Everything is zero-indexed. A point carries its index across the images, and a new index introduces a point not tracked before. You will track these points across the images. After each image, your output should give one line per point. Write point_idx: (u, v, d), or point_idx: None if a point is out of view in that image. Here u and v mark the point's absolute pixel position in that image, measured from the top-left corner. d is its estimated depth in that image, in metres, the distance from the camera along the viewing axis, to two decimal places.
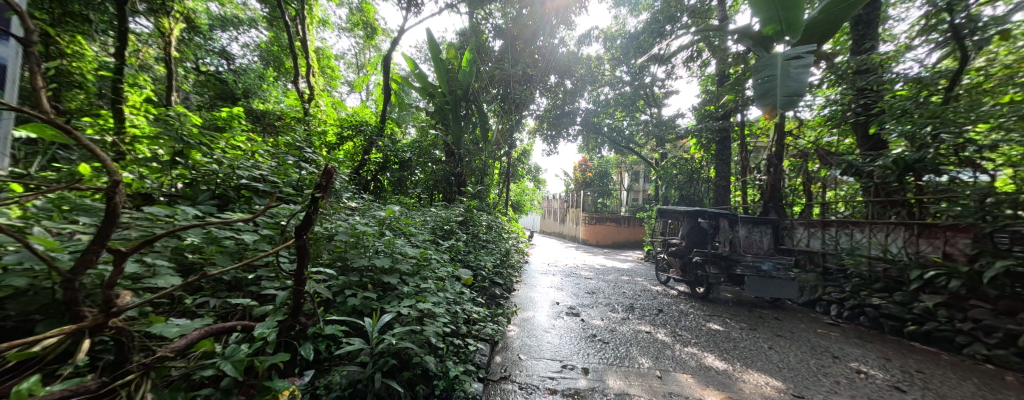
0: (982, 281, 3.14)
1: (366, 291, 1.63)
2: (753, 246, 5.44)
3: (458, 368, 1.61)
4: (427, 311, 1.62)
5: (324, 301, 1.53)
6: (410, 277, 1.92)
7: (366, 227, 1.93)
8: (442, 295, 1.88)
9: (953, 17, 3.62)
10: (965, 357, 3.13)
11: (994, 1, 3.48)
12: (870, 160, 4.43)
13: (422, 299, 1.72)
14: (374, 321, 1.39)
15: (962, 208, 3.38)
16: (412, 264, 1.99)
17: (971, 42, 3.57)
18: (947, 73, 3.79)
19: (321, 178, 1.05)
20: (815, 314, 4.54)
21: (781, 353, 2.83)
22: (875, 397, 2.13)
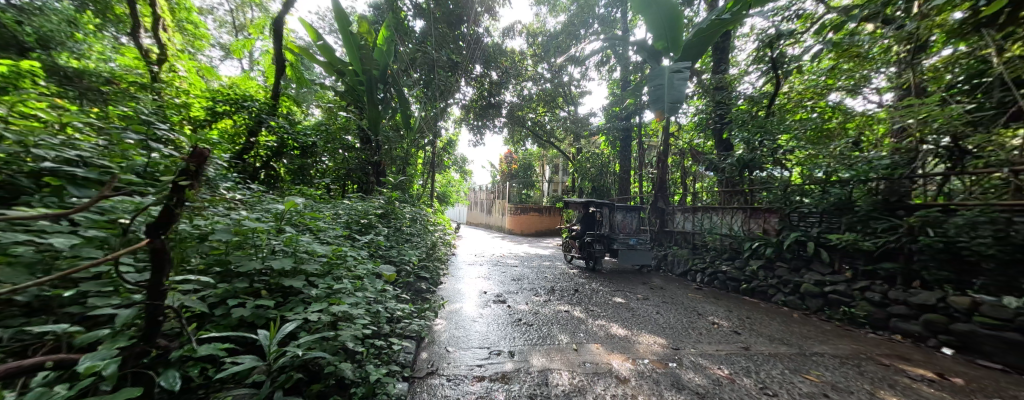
0: (784, 248, 4.40)
1: (259, 299, 1.37)
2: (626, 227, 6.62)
3: (381, 370, 1.49)
4: (341, 314, 1.46)
5: (196, 316, 1.23)
6: (319, 278, 1.70)
7: (259, 223, 1.63)
8: (361, 294, 1.72)
9: (772, 53, 4.87)
10: (774, 304, 4.37)
11: (793, 44, 4.79)
12: (723, 158, 5.69)
13: (336, 299, 1.53)
14: (272, 332, 1.18)
15: (773, 195, 4.62)
16: (321, 263, 1.77)
17: (783, 71, 4.84)
18: (767, 94, 5.11)
19: (188, 162, 0.83)
20: (688, 282, 5.69)
21: (665, 316, 3.46)
22: (723, 340, 2.80)
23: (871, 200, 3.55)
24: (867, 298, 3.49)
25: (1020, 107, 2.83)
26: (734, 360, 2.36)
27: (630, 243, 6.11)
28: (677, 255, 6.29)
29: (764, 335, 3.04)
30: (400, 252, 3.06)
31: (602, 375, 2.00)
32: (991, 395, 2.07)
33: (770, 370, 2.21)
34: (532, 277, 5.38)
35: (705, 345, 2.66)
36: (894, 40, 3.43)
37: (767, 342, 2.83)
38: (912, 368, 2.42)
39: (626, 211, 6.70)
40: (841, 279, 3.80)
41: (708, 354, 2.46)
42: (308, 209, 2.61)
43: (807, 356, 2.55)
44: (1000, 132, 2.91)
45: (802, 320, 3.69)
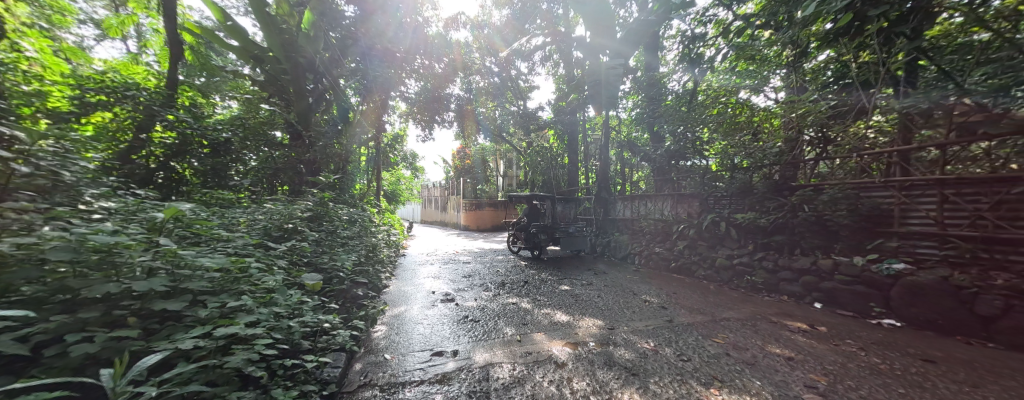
0: (703, 229, 4.99)
1: (119, 329, 1.13)
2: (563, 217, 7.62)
3: (290, 393, 1.31)
4: (236, 333, 1.25)
5: (24, 358, 0.98)
6: (216, 294, 1.48)
7: (131, 236, 1.36)
8: (269, 308, 1.54)
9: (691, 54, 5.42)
10: (696, 278, 4.97)
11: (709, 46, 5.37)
12: (655, 150, 6.24)
13: (232, 317, 1.34)
14: (120, 369, 0.86)
15: (696, 182, 5.21)
16: (220, 278, 1.54)
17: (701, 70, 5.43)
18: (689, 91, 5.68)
19: None
20: (628, 265, 6.23)
21: (604, 299, 3.72)
22: (653, 316, 3.10)
23: (767, 183, 4.17)
24: (764, 267, 4.11)
25: (865, 105, 3.54)
26: (659, 333, 2.62)
27: (570, 231, 6.92)
28: (619, 240, 6.81)
29: (686, 307, 3.43)
30: (333, 257, 2.82)
31: (542, 362, 2.06)
32: (845, 337, 2.58)
33: (687, 339, 2.49)
34: (485, 272, 5.41)
35: (637, 322, 2.92)
36: (783, 45, 4.02)
37: (687, 313, 3.20)
38: (793, 322, 2.92)
39: (565, 202, 7.56)
40: (745, 252, 4.42)
41: (638, 330, 2.70)
42: (212, 216, 2.27)
43: (717, 322, 2.93)
44: (854, 124, 3.60)
45: (716, 291, 4.24)
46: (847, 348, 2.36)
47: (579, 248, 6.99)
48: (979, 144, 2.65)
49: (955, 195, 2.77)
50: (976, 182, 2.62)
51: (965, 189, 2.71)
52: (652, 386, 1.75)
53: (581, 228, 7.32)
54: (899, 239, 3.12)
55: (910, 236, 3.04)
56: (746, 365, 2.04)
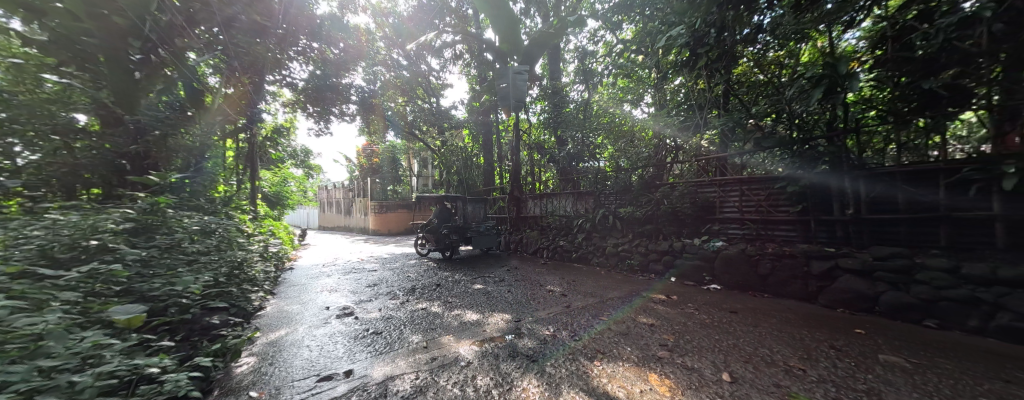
0: (596, 222, 5.74)
1: None
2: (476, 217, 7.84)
3: None
4: None
5: None
6: None
7: None
8: (38, 361, 1.08)
9: None
10: (592, 265, 5.68)
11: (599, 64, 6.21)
12: (559, 152, 6.90)
13: None
14: None
15: (591, 181, 5.96)
16: None
17: None
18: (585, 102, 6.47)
19: None
20: (537, 258, 6.72)
21: (514, 293, 3.91)
22: (554, 303, 3.42)
23: (641, 182, 5.05)
24: (639, 251, 4.96)
25: (700, 122, 4.65)
26: (558, 319, 2.89)
27: (481, 230, 7.26)
28: (530, 236, 7.27)
29: (581, 292, 3.88)
30: (171, 280, 2.16)
31: (447, 365, 2.01)
32: (688, 302, 3.32)
33: (580, 321, 2.81)
34: (393, 279, 5.05)
35: (540, 311, 3.16)
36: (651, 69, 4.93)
37: (581, 297, 3.62)
38: (657, 295, 3.62)
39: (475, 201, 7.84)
40: (626, 240, 5.25)
41: (540, 319, 2.91)
42: None
43: (604, 302, 3.40)
44: (694, 137, 4.67)
45: (605, 275, 4.94)
46: (689, 310, 3.04)
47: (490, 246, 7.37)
48: (759, 154, 3.75)
49: (750, 191, 3.85)
50: (759, 180, 3.72)
51: (754, 186, 3.80)
52: (548, 368, 1.89)
53: (491, 226, 7.71)
54: (721, 224, 4.18)
55: (727, 221, 4.10)
56: (622, 337, 2.41)
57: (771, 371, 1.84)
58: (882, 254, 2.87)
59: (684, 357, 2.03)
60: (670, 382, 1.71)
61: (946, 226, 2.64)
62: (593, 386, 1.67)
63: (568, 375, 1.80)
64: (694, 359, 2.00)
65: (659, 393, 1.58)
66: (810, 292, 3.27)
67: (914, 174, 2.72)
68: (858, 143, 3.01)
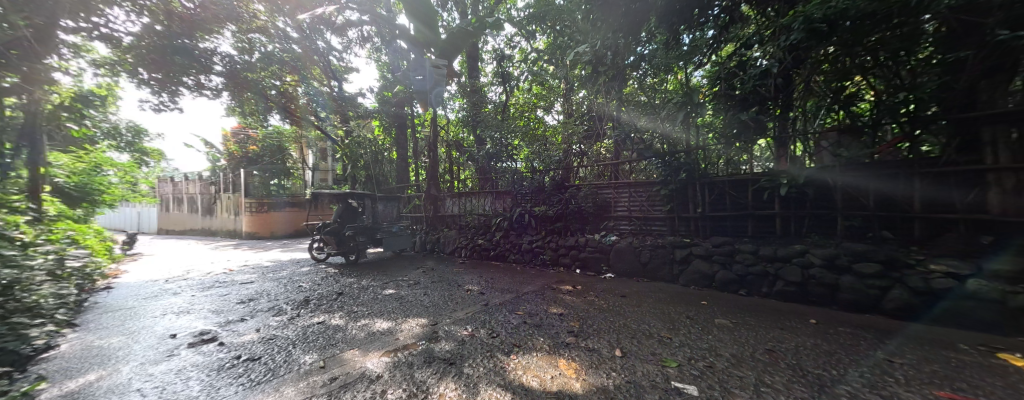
0: (513, 221, 5.99)
1: None
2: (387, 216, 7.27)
3: None
4: None
5: None
6: None
7: None
8: None
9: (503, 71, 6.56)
10: (509, 262, 5.91)
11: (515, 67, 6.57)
12: (478, 151, 7.01)
13: None
14: None
15: (508, 181, 6.20)
16: None
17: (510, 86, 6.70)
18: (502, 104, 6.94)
19: None
20: (455, 259, 6.62)
21: (430, 296, 3.76)
22: (472, 302, 3.43)
23: (553, 183, 5.48)
24: (550, 247, 5.38)
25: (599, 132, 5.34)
26: (477, 317, 2.90)
27: (394, 230, 6.90)
28: (448, 236, 7.13)
29: (499, 289, 4.00)
30: None
31: (352, 384, 1.78)
32: (590, 290, 3.75)
33: (498, 317, 2.88)
34: (277, 291, 4.22)
35: (457, 312, 3.13)
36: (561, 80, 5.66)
37: (499, 293, 3.73)
38: (565, 286, 3.99)
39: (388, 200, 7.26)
40: (540, 237, 5.62)
41: (458, 320, 2.87)
42: None
43: (520, 297, 3.58)
44: (596, 145, 5.34)
45: (521, 271, 5.23)
46: (590, 298, 3.45)
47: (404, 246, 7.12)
48: (642, 162, 4.51)
49: (636, 193, 4.59)
50: (640, 184, 4.50)
51: (639, 189, 4.55)
52: (466, 369, 1.88)
53: (404, 226, 7.32)
54: (614, 221, 4.89)
55: (619, 218, 4.80)
56: (536, 328, 2.58)
57: (649, 342, 2.24)
58: (718, 243, 3.81)
59: (587, 341, 2.28)
60: (575, 364, 1.90)
61: (752, 220, 3.69)
62: (509, 379, 1.73)
63: (486, 372, 1.83)
64: (594, 341, 2.27)
65: (567, 376, 1.74)
66: (674, 274, 4.11)
67: (736, 182, 3.70)
68: (705, 158, 3.92)
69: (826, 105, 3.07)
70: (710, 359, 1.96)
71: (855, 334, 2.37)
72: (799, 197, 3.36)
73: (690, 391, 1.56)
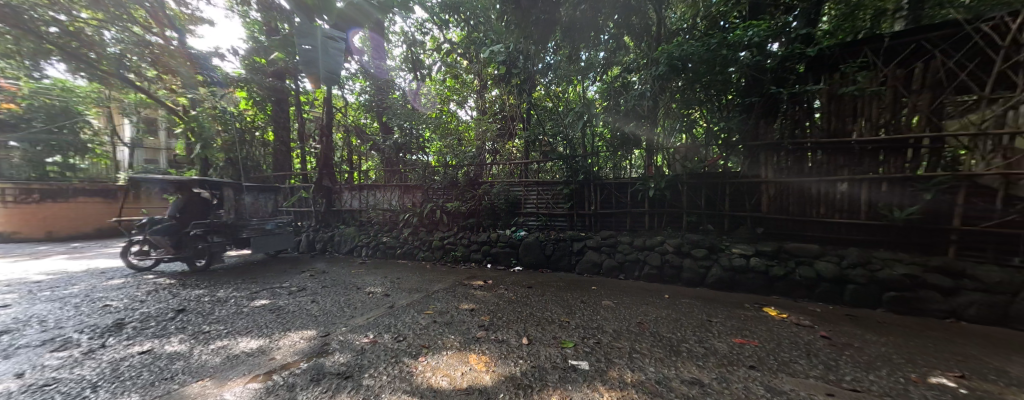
0: (424, 216, 5.73)
1: None
2: (260, 210, 5.91)
3: None
4: None
5: None
6: None
7: None
8: None
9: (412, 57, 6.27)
10: (417, 260, 5.62)
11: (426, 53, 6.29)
12: (384, 140, 6.51)
13: None
14: None
15: (418, 174, 5.88)
16: None
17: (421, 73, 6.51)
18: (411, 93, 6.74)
19: None
20: (354, 259, 5.90)
21: (320, 303, 3.25)
22: (373, 306, 3.12)
23: (466, 179, 5.44)
24: (462, 243, 5.32)
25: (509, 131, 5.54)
26: (380, 322, 2.65)
27: (266, 228, 5.65)
28: (344, 233, 6.33)
29: (405, 289, 3.75)
30: None
31: None
32: (499, 284, 3.87)
33: (404, 319, 2.70)
34: (60, 318, 2.91)
35: (354, 318, 2.80)
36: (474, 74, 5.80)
37: (406, 294, 3.50)
38: (475, 282, 4.02)
39: (260, 191, 5.94)
40: (452, 234, 5.52)
41: (356, 327, 2.56)
42: None
43: (430, 295, 3.43)
44: (507, 144, 5.55)
45: (431, 268, 5.04)
46: (500, 291, 3.56)
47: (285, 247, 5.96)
48: (547, 163, 4.90)
49: (544, 191, 4.96)
50: (545, 183, 4.91)
51: (547, 187, 4.93)
52: (366, 381, 1.68)
53: (283, 223, 6.06)
54: (521, 217, 5.19)
55: (528, 214, 5.11)
56: (446, 326, 2.52)
57: (551, 327, 2.46)
58: (606, 236, 4.44)
59: (496, 333, 2.36)
60: (485, 358, 1.94)
61: (630, 216, 4.45)
62: (416, 384, 1.63)
63: (389, 381, 1.68)
64: (503, 333, 2.36)
65: (477, 370, 1.76)
66: (572, 264, 4.59)
67: (620, 185, 4.40)
68: (598, 163, 4.52)
69: (678, 129, 3.93)
70: (599, 336, 2.29)
71: (696, 303, 3.12)
72: (662, 198, 4.21)
73: (583, 367, 1.78)
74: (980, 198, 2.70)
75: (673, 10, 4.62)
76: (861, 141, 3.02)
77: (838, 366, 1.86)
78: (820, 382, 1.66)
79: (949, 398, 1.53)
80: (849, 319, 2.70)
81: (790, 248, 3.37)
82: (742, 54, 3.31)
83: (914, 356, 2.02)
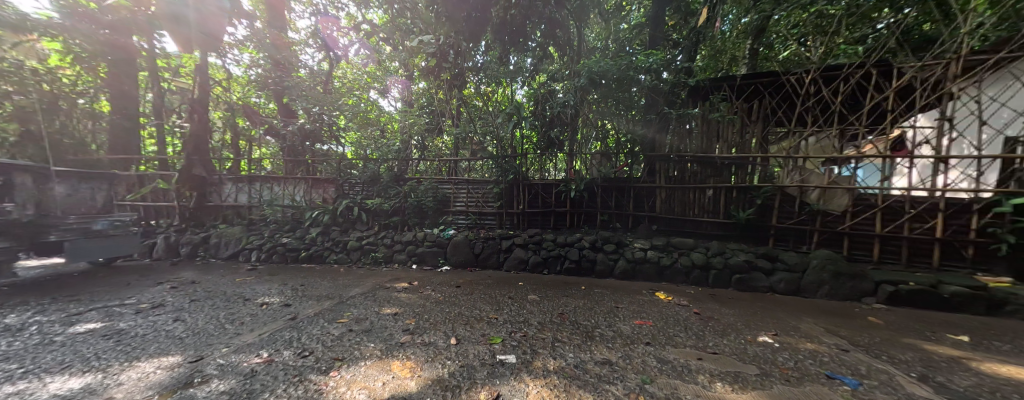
0: (338, 214, 5.17)
1: None
2: (81, 207, 4.67)
3: None
4: None
5: None
6: None
7: None
8: None
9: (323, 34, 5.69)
10: (327, 263, 4.98)
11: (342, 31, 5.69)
12: (285, 125, 5.69)
13: None
14: None
15: (330, 166, 5.24)
16: None
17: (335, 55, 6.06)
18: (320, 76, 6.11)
19: None
20: (242, 265, 4.89)
21: (189, 321, 2.60)
22: (269, 320, 2.65)
23: (389, 174, 5.06)
24: (384, 243, 4.91)
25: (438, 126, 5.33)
26: (278, 338, 2.25)
27: (94, 229, 4.29)
28: (225, 234, 5.27)
29: (311, 297, 3.29)
30: None
31: None
32: (425, 286, 3.70)
33: (311, 331, 2.36)
34: None
35: (242, 336, 2.32)
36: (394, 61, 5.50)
37: (313, 303, 3.08)
38: (399, 284, 3.76)
39: (82, 181, 4.66)
40: (372, 233, 5.06)
41: (245, 346, 2.13)
42: None
43: (344, 302, 3.09)
44: (435, 139, 5.37)
45: (345, 272, 4.54)
46: (426, 292, 3.42)
47: (126, 252, 4.73)
48: (477, 162, 4.93)
49: (474, 190, 4.95)
50: (475, 182, 4.92)
51: (477, 186, 4.94)
52: None
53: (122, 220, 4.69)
54: (450, 216, 5.07)
55: (458, 213, 5.02)
56: (364, 334, 2.30)
57: (480, 325, 2.48)
58: (533, 234, 4.62)
59: (422, 336, 2.25)
60: (410, 363, 1.83)
61: (554, 215, 4.78)
62: None
63: None
64: (429, 335, 2.27)
65: (402, 377, 1.65)
66: (500, 262, 4.64)
67: (546, 186, 4.70)
68: (526, 165, 4.68)
69: (594, 137, 4.38)
70: (525, 329, 2.39)
71: (606, 293, 3.53)
72: (580, 200, 4.65)
73: (511, 360, 1.84)
74: (788, 202, 3.78)
75: (592, 29, 5.03)
76: (722, 157, 3.91)
77: (706, 335, 2.35)
78: (694, 349, 2.07)
79: (771, 350, 2.09)
80: (714, 298, 3.41)
81: (676, 243, 4.08)
82: (642, 76, 3.98)
83: (753, 322, 2.67)
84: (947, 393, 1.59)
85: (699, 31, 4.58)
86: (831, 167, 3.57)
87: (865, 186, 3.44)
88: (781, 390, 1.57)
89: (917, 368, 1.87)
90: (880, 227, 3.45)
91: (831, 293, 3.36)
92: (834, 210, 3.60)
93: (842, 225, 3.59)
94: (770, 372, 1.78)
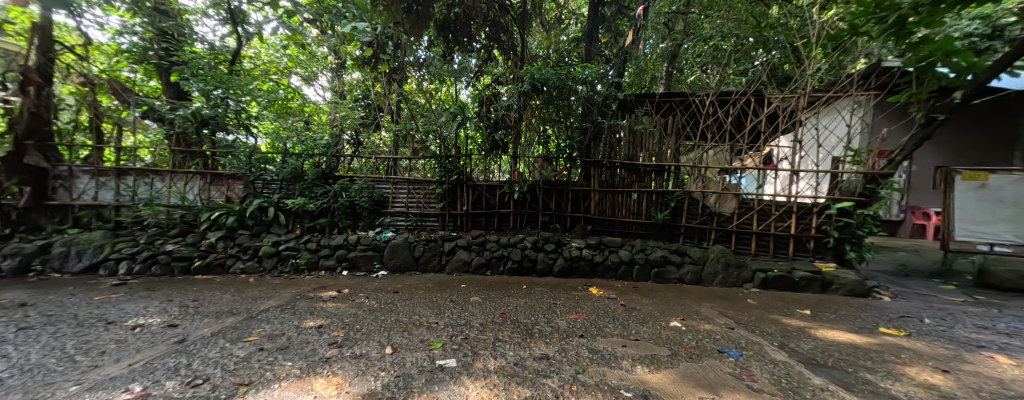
0: (246, 216, 4.44)
1: None
2: None
3: None
4: None
5: None
6: None
7: None
8: None
9: (230, 5, 4.87)
10: (230, 274, 4.24)
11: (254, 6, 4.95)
12: (174, 109, 4.72)
13: None
14: None
15: (236, 160, 4.47)
16: None
17: (243, 28, 5.09)
18: (225, 54, 5.21)
19: None
20: (103, 280, 3.86)
21: (13, 356, 1.96)
22: (145, 346, 2.14)
23: (315, 171, 4.54)
24: (307, 248, 4.37)
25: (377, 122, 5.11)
26: (158, 366, 1.84)
27: None
28: (77, 240, 4.13)
29: (207, 314, 2.76)
30: None
31: None
32: (357, 293, 3.40)
33: (207, 355, 1.98)
34: None
35: (101, 368, 1.83)
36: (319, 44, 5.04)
37: (211, 321, 2.59)
38: (325, 293, 3.39)
39: None
40: (292, 237, 4.46)
41: (107, 381, 1.69)
42: None
43: (253, 317, 2.66)
44: (371, 135, 5.07)
45: (255, 282, 3.91)
46: (358, 300, 3.15)
47: None
48: (418, 161, 4.72)
49: (415, 190, 4.73)
50: (415, 182, 4.70)
51: (418, 186, 4.73)
52: None
53: None
54: (387, 217, 4.75)
55: (397, 214, 4.74)
56: (279, 352, 2.01)
57: (418, 331, 2.37)
58: (475, 236, 4.59)
59: (352, 348, 2.07)
60: (337, 379, 1.66)
61: (496, 216, 4.82)
62: None
63: None
64: (361, 347, 2.09)
65: (325, 396, 1.48)
66: (442, 264, 4.50)
67: (490, 187, 4.72)
68: (469, 165, 4.64)
69: (536, 142, 4.54)
70: (466, 331, 2.36)
71: (544, 291, 3.67)
72: (522, 202, 4.78)
73: (450, 365, 1.80)
74: (694, 205, 4.44)
75: (534, 37, 5.25)
76: (644, 164, 4.41)
77: (629, 324, 2.61)
78: (620, 337, 2.29)
79: (680, 333, 2.42)
80: (636, 290, 3.81)
81: (606, 241, 4.46)
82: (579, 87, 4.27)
83: (667, 309, 3.06)
84: (797, 356, 2.03)
85: (626, 50, 5.06)
86: (725, 175, 4.27)
87: (746, 192, 4.22)
88: (686, 367, 1.84)
89: (779, 338, 2.36)
90: (757, 225, 4.27)
91: (724, 281, 4.03)
92: (726, 211, 4.34)
93: (731, 224, 4.35)
94: (678, 352, 2.06)
